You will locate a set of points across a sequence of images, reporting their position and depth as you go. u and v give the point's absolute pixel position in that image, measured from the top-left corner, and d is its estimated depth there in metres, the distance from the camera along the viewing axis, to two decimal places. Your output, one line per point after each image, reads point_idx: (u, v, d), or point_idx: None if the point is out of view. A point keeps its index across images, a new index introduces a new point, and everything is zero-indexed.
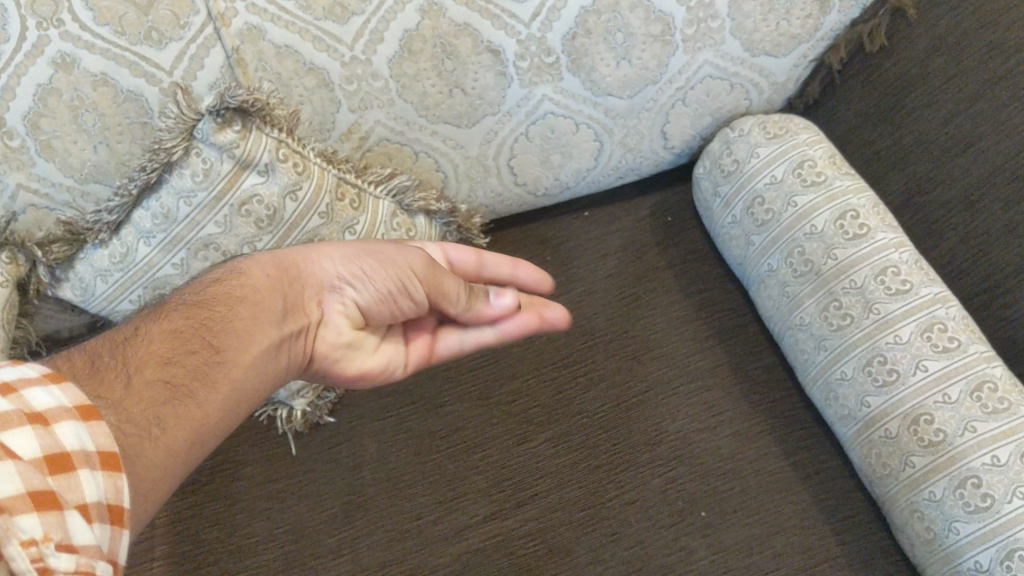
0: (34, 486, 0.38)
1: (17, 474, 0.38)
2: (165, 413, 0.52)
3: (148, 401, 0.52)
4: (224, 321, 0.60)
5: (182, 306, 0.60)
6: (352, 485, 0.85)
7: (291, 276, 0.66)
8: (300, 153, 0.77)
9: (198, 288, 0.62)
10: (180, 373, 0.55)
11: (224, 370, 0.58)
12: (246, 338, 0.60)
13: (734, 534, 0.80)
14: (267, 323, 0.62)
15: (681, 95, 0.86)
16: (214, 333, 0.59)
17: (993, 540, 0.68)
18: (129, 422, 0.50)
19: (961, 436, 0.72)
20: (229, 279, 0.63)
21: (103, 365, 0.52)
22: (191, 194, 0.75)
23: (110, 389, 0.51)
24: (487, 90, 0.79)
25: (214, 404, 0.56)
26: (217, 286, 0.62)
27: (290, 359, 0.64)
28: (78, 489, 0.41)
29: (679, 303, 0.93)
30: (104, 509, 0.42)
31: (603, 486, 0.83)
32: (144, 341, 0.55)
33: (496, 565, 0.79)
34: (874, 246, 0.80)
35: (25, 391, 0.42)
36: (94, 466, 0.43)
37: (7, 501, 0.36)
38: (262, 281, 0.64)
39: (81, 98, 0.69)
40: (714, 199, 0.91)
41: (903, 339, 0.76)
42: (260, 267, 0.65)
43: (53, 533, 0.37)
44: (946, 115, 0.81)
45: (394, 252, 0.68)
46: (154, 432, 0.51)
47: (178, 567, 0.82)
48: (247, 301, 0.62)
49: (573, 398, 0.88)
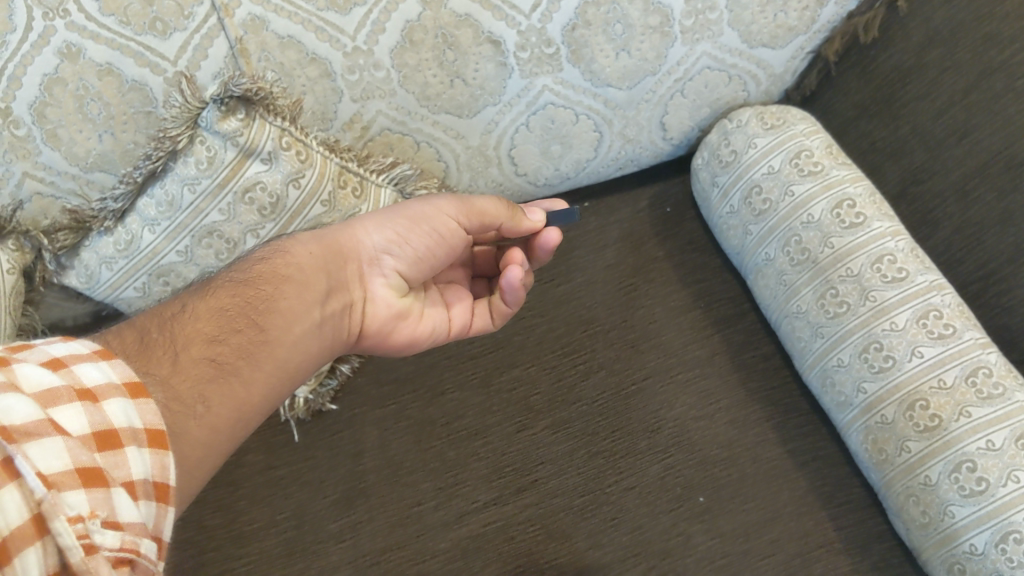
0: (84, 463, 0.38)
1: (66, 449, 0.38)
2: (211, 391, 0.52)
3: (194, 379, 0.52)
4: (270, 299, 0.61)
5: (228, 283, 0.60)
6: (354, 472, 0.86)
7: (333, 254, 0.68)
8: (303, 142, 0.78)
9: (244, 267, 0.63)
10: (227, 351, 0.55)
11: (268, 347, 0.58)
12: (291, 317, 0.61)
13: (732, 520, 0.82)
14: (312, 303, 0.63)
15: (680, 86, 0.87)
16: (259, 310, 0.59)
17: (987, 523, 0.69)
18: (176, 400, 0.50)
19: (956, 421, 0.73)
20: (271, 260, 0.64)
21: (152, 341, 0.52)
22: (195, 182, 0.76)
23: (157, 365, 0.51)
24: (487, 80, 0.80)
25: (258, 381, 0.57)
26: (262, 265, 0.63)
27: (331, 336, 0.65)
28: (126, 466, 0.41)
29: (677, 293, 0.94)
30: (149, 486, 0.42)
31: (602, 472, 0.85)
32: (192, 317, 0.56)
33: (496, 551, 0.81)
34: (871, 234, 0.80)
35: (75, 366, 0.43)
36: (142, 443, 0.43)
37: (54, 476, 0.37)
38: (307, 261, 0.65)
39: (86, 87, 0.70)
40: (712, 188, 0.92)
41: (898, 326, 0.77)
42: (304, 246, 0.66)
43: (100, 510, 0.38)
44: (942, 106, 0.82)
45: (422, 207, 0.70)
46: (200, 410, 0.51)
47: (183, 552, 0.83)
48: (289, 281, 0.63)
49: (573, 385, 0.89)
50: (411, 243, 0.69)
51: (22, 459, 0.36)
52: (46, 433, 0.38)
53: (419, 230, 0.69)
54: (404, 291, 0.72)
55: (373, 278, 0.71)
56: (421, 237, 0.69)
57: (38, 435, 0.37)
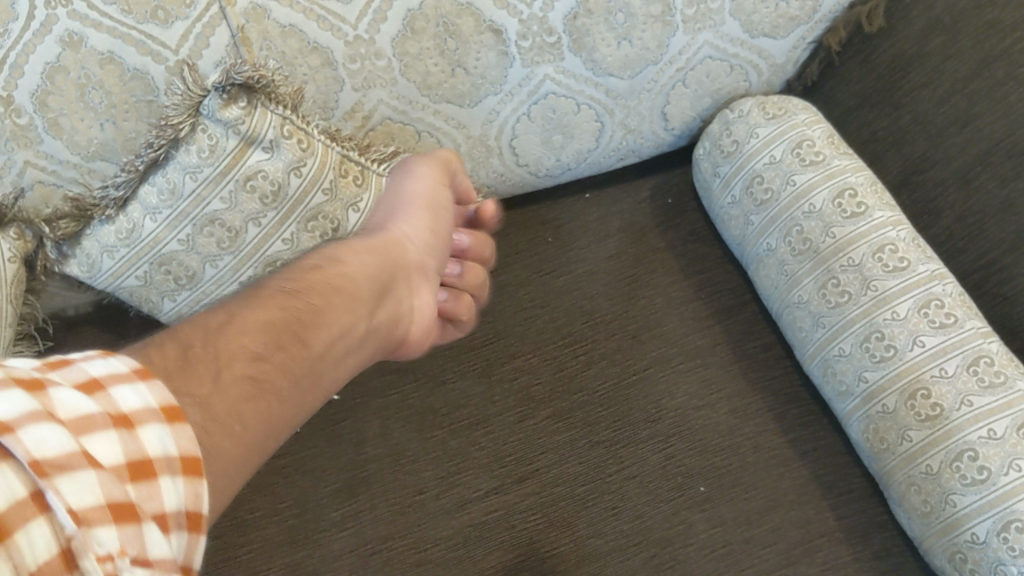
0: (115, 496, 0.36)
1: (97, 483, 0.36)
2: (248, 411, 0.50)
3: (233, 398, 0.49)
4: (320, 311, 0.59)
5: (280, 294, 0.58)
6: (356, 460, 0.86)
7: (359, 261, 0.68)
8: (305, 130, 0.77)
9: (295, 275, 0.62)
10: (270, 369, 0.53)
11: (310, 362, 0.57)
12: (335, 331, 0.60)
13: (734, 509, 0.82)
14: (347, 312, 0.62)
15: (682, 76, 0.87)
16: (307, 324, 0.58)
17: (989, 511, 0.70)
18: (213, 420, 0.47)
19: (958, 410, 0.73)
20: (323, 269, 0.64)
21: (194, 358, 0.49)
22: (197, 170, 0.76)
23: (200, 384, 0.48)
24: (489, 69, 0.80)
25: (296, 399, 0.55)
26: (313, 274, 0.62)
27: (364, 348, 0.65)
28: (157, 497, 0.39)
29: (678, 283, 0.93)
30: (182, 517, 0.41)
31: (604, 461, 0.85)
32: (238, 330, 0.53)
33: (497, 539, 0.81)
34: (872, 224, 0.80)
35: (112, 391, 0.41)
36: (175, 472, 0.41)
37: (86, 511, 0.34)
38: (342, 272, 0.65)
39: (88, 76, 0.70)
40: (714, 178, 0.92)
41: (900, 315, 0.77)
42: (344, 258, 0.67)
43: (130, 547, 0.35)
44: (942, 95, 0.82)
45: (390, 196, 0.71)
46: (237, 430, 0.49)
47: None
48: (332, 295, 0.62)
49: (574, 375, 0.89)
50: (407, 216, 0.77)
51: (53, 494, 0.33)
52: (78, 466, 0.35)
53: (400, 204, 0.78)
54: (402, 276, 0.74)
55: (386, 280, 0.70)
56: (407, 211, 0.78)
57: (70, 468, 0.35)
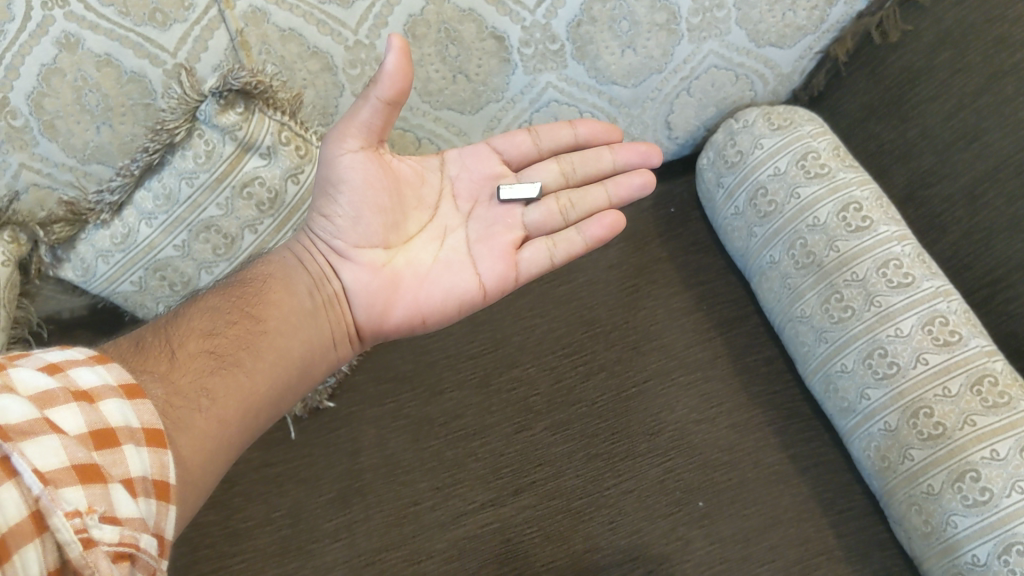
0: (78, 460, 0.38)
1: (62, 447, 0.38)
2: (214, 383, 0.52)
3: (195, 372, 0.52)
4: (259, 297, 0.62)
5: (219, 291, 0.61)
6: (351, 470, 0.85)
7: (298, 251, 0.68)
8: (303, 137, 0.77)
9: (235, 276, 0.65)
10: (226, 343, 0.55)
11: (267, 336, 0.58)
12: (286, 309, 0.62)
13: (732, 525, 0.81)
14: (295, 299, 0.64)
15: (687, 84, 0.86)
16: (252, 306, 0.60)
17: (990, 534, 0.68)
18: (178, 395, 0.49)
19: (960, 430, 0.72)
20: (258, 269, 0.66)
21: (149, 346, 0.52)
22: (193, 176, 0.75)
23: (157, 363, 0.51)
24: (491, 76, 0.79)
25: (263, 372, 0.56)
26: (249, 274, 0.65)
27: (329, 326, 0.66)
28: (123, 463, 0.41)
29: (680, 294, 0.93)
30: (149, 484, 0.42)
31: (602, 475, 0.84)
32: (187, 319, 0.56)
33: (492, 552, 0.80)
34: (877, 239, 0.79)
35: (71, 370, 0.43)
36: (139, 442, 0.43)
37: (52, 473, 0.37)
38: (280, 266, 0.66)
39: (85, 78, 0.69)
40: (717, 189, 0.91)
41: (903, 332, 0.76)
42: (279, 253, 0.68)
43: (97, 505, 0.38)
44: (951, 109, 0.81)
45: (324, 165, 0.64)
46: (205, 403, 0.50)
47: (175, 549, 0.81)
48: (270, 283, 0.64)
49: (573, 386, 0.88)
50: (338, 210, 0.65)
51: (18, 458, 0.36)
52: (43, 432, 0.38)
53: (333, 193, 0.64)
54: (384, 259, 0.68)
55: (345, 264, 0.67)
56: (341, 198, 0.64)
57: (35, 434, 0.37)
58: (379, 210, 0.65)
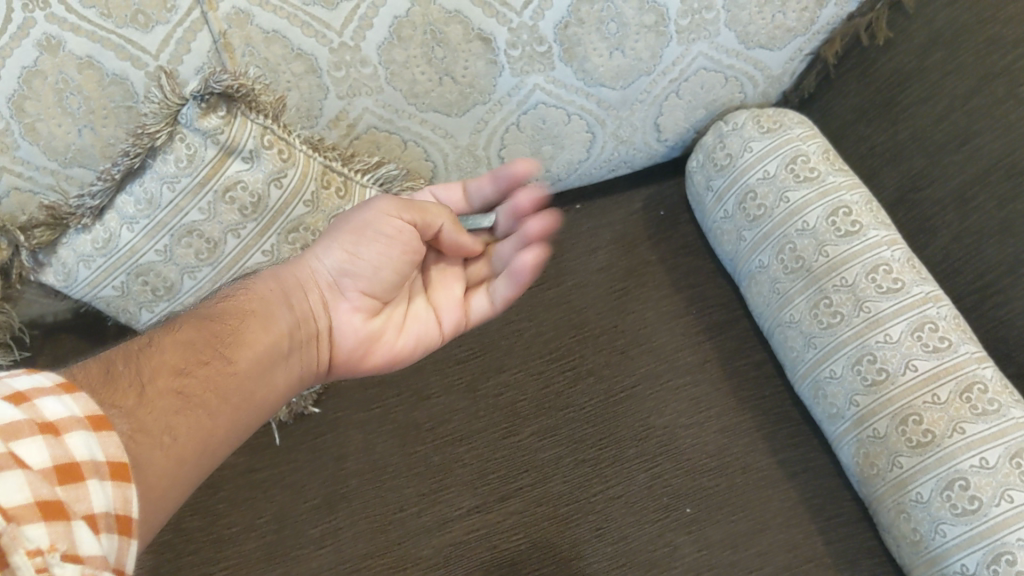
0: (43, 496, 0.36)
1: (25, 483, 0.36)
2: (180, 423, 0.51)
3: (161, 410, 0.50)
4: (235, 332, 0.60)
5: (194, 319, 0.59)
6: (336, 475, 0.84)
7: (289, 286, 0.68)
8: (286, 140, 0.76)
9: (210, 301, 0.62)
10: (194, 383, 0.53)
11: (237, 378, 0.57)
12: (258, 347, 0.61)
13: (721, 530, 0.80)
14: (272, 333, 0.62)
15: (676, 86, 0.85)
16: (226, 343, 0.58)
17: (979, 543, 0.68)
18: (141, 431, 0.48)
19: (949, 437, 0.71)
20: (234, 296, 0.64)
21: (119, 376, 0.49)
22: (175, 180, 0.74)
23: (124, 397, 0.48)
24: (477, 78, 0.78)
25: (226, 414, 0.55)
26: (224, 301, 0.63)
27: (297, 365, 0.65)
28: (86, 499, 0.39)
29: (669, 297, 0.92)
30: (111, 520, 0.40)
31: (590, 480, 0.83)
32: (157, 350, 0.54)
33: (478, 558, 0.80)
34: (866, 243, 0.79)
35: (37, 399, 0.40)
36: (103, 476, 0.41)
37: (15, 510, 0.35)
38: (266, 295, 0.66)
39: (66, 81, 0.67)
40: (707, 192, 0.90)
41: (892, 338, 0.75)
42: (262, 281, 0.67)
43: (60, 543, 0.36)
44: (941, 112, 0.80)
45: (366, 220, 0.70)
46: (166, 442, 0.49)
47: (159, 556, 0.80)
48: (244, 313, 0.62)
49: (561, 391, 0.88)
50: (363, 260, 0.69)
51: None
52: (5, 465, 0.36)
53: (364, 241, 0.69)
54: (372, 311, 0.72)
55: (336, 304, 0.70)
56: (369, 248, 0.69)
57: None
58: (396, 271, 0.71)
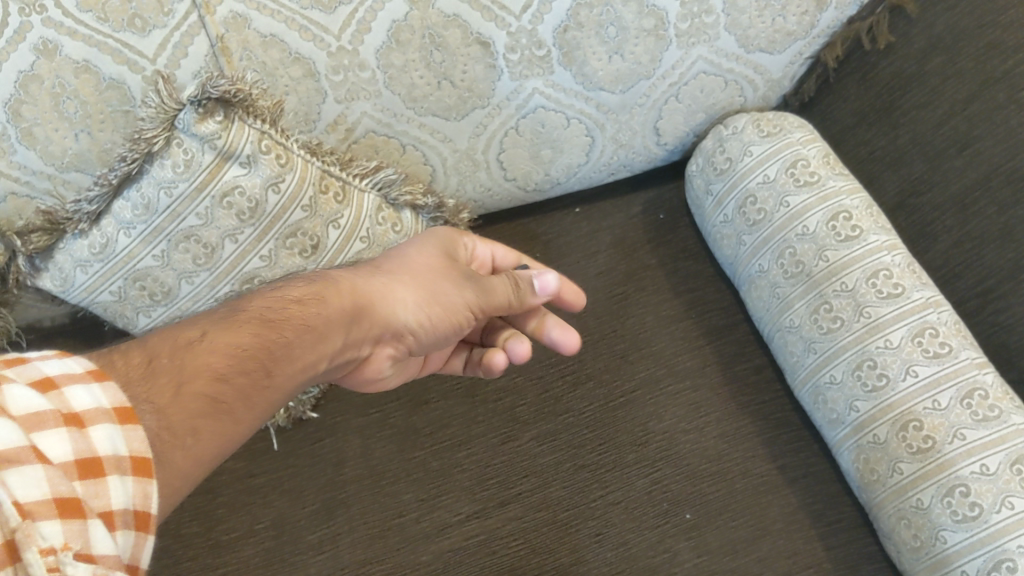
0: (61, 493, 0.37)
1: (45, 479, 0.36)
2: (205, 425, 0.48)
3: (190, 410, 0.47)
4: (289, 345, 0.55)
5: (256, 321, 0.54)
6: (335, 481, 0.83)
7: (360, 313, 0.63)
8: (283, 145, 0.75)
9: (277, 298, 0.57)
10: (230, 391, 0.50)
11: (271, 392, 0.53)
12: (301, 364, 0.56)
13: (720, 536, 0.80)
14: (318, 350, 0.58)
15: (676, 90, 0.85)
16: (276, 357, 0.54)
17: (980, 550, 0.68)
18: (167, 430, 0.46)
19: (950, 444, 0.71)
20: (304, 302, 0.58)
21: (159, 370, 0.48)
22: (172, 185, 0.73)
23: (158, 393, 0.47)
24: (476, 82, 0.77)
25: (249, 425, 0.52)
26: (292, 304, 0.57)
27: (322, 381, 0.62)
28: (106, 496, 0.39)
29: (669, 302, 0.92)
30: (130, 516, 0.41)
31: (589, 486, 0.83)
32: (207, 349, 0.50)
33: (478, 565, 0.79)
34: (866, 248, 0.79)
35: (66, 388, 0.41)
36: (125, 471, 0.41)
37: (31, 506, 0.35)
38: (336, 311, 0.60)
39: (63, 85, 0.67)
40: (706, 196, 0.90)
41: (893, 343, 0.75)
42: (338, 292, 0.61)
43: (73, 542, 0.36)
44: (941, 117, 0.80)
45: (455, 296, 0.68)
46: (188, 442, 0.47)
47: (157, 562, 0.80)
48: (311, 313, 0.58)
49: (560, 396, 0.87)
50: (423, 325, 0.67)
51: None
52: (25, 461, 0.36)
53: (439, 314, 0.67)
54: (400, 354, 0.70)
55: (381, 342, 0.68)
56: (435, 323, 0.68)
57: (17, 463, 0.36)
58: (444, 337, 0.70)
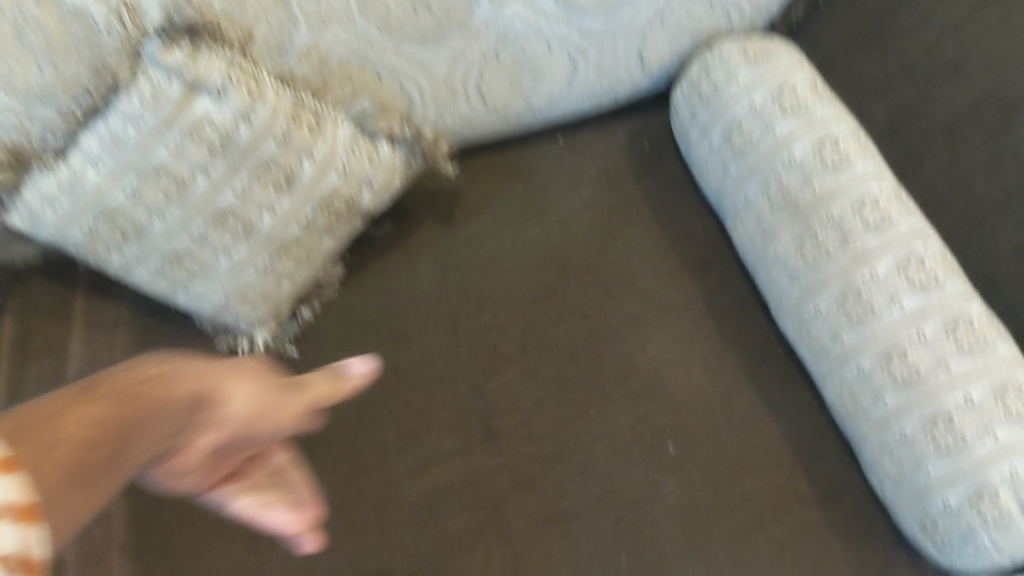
0: None
1: None
2: (65, 496, 0.43)
3: (57, 481, 0.43)
4: (125, 436, 0.48)
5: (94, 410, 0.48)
6: (317, 418, 0.82)
7: (185, 422, 0.55)
8: (254, 75, 0.71)
9: (125, 389, 0.51)
10: (82, 474, 0.45)
11: (107, 475, 0.47)
12: (135, 457, 0.49)
13: (702, 469, 0.80)
14: (141, 449, 0.49)
15: (660, 15, 0.83)
16: (110, 454, 0.47)
17: (962, 480, 0.68)
18: (43, 479, 0.42)
19: (935, 374, 0.70)
20: (147, 386, 0.52)
21: (31, 440, 0.43)
22: (140, 119, 0.68)
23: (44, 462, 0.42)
24: (455, 7, 0.75)
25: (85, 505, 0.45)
26: (125, 390, 0.51)
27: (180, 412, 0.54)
28: None
29: (654, 234, 0.92)
30: None
31: (572, 420, 0.82)
32: (53, 438, 0.45)
33: (462, 500, 0.79)
34: (854, 177, 0.77)
35: None
36: None
37: None
38: (171, 398, 0.53)
39: (24, 17, 0.61)
40: (692, 125, 0.88)
41: (879, 274, 0.74)
42: (172, 411, 0.53)
43: None
44: (932, 42, 0.78)
45: (220, 448, 0.59)
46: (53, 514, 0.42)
47: (137, 504, 0.77)
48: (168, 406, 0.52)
49: (543, 332, 0.87)
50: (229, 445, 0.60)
51: None
52: None
53: (201, 472, 0.60)
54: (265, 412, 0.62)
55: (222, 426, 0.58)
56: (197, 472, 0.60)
57: None
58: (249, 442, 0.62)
